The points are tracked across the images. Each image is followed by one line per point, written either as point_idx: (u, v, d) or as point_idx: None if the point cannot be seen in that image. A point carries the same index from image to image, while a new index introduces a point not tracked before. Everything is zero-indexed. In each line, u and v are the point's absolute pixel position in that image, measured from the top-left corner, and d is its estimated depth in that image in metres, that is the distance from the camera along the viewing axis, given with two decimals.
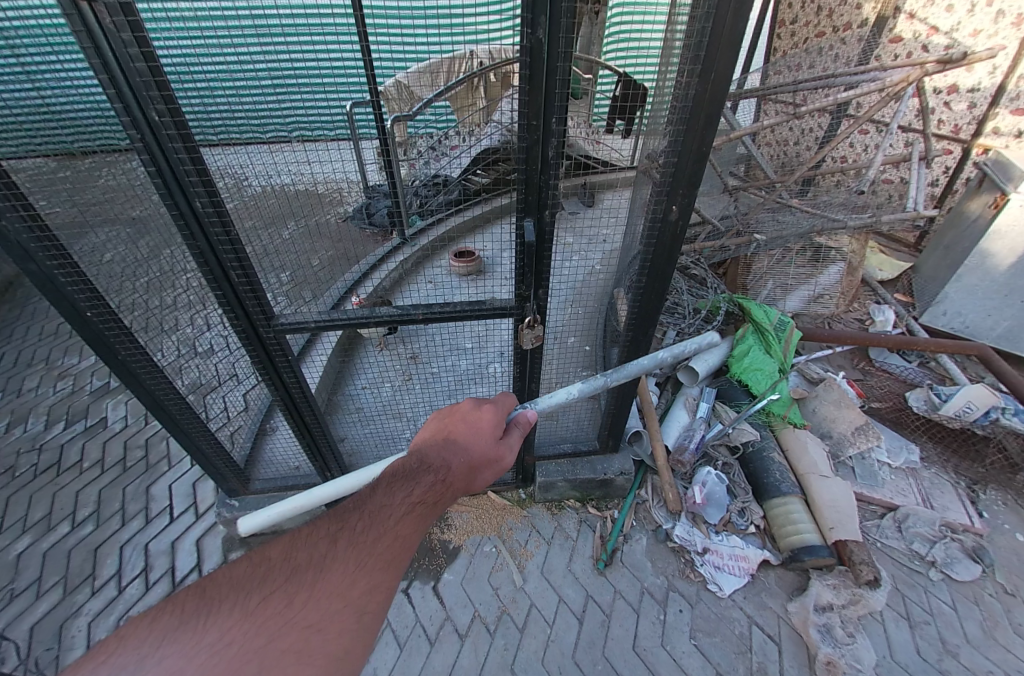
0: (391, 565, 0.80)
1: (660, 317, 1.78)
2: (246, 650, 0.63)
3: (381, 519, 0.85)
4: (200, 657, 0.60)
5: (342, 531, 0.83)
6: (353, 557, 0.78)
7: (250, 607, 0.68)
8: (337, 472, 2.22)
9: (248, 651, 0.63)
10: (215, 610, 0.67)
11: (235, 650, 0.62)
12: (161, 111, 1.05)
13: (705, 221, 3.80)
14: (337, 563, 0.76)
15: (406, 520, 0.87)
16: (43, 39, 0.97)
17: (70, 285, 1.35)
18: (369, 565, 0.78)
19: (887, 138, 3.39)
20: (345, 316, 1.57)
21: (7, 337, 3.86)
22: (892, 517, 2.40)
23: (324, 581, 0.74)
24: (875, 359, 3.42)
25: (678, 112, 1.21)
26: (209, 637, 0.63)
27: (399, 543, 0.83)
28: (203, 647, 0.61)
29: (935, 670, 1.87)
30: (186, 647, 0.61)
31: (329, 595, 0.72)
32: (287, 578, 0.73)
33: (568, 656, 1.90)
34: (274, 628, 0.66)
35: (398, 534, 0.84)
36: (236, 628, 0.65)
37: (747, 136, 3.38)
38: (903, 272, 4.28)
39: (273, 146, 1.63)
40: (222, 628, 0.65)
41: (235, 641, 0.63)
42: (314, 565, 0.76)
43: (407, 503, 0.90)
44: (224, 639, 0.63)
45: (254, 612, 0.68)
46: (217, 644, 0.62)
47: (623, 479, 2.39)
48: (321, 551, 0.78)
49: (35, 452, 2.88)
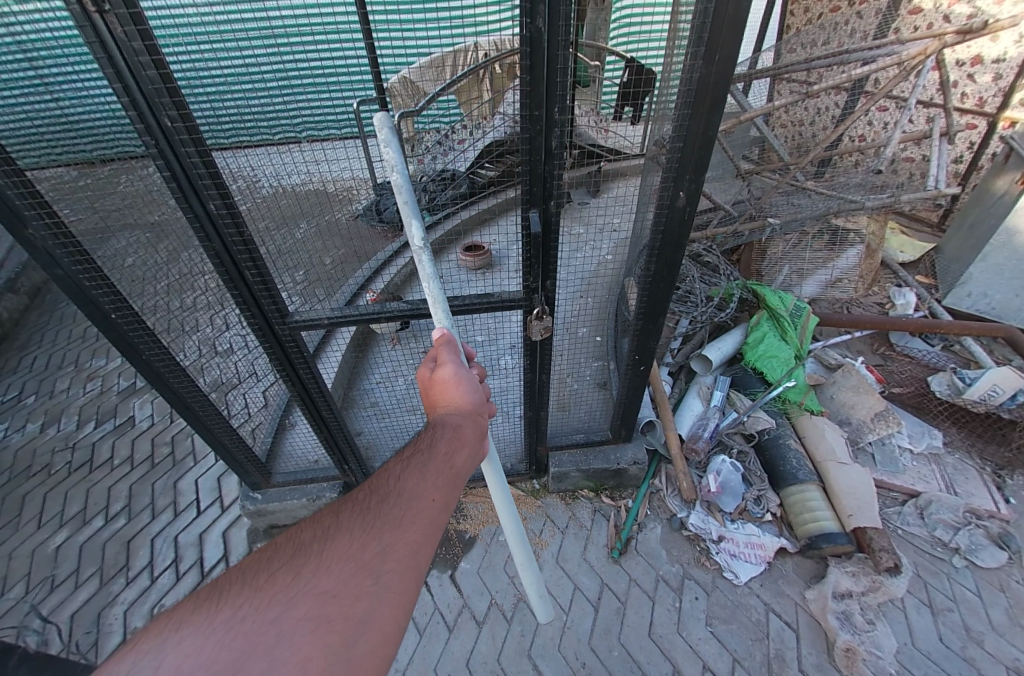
0: (401, 523, 0.80)
1: (671, 305, 1.76)
2: (262, 621, 0.63)
3: (384, 489, 0.87)
4: (215, 634, 0.61)
5: (344, 510, 0.84)
6: (359, 525, 0.79)
7: (260, 585, 0.69)
8: (354, 464, 2.29)
9: (265, 621, 0.63)
10: (224, 594, 0.68)
11: (250, 623, 0.62)
12: (173, 117, 1.10)
13: (717, 206, 3.73)
14: (344, 533, 0.78)
15: (410, 480, 0.88)
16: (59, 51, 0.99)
17: (94, 290, 1.41)
18: (378, 529, 0.79)
19: (906, 114, 3.26)
20: (357, 311, 1.60)
21: (39, 342, 4.02)
22: (913, 504, 2.35)
23: (334, 550, 0.74)
24: (895, 343, 3.33)
25: (681, 98, 1.20)
26: (222, 616, 0.64)
27: (406, 504, 0.83)
28: (217, 626, 0.62)
29: (959, 657, 1.84)
30: (200, 631, 0.61)
31: (340, 561, 0.73)
32: (292, 556, 0.74)
33: (585, 642, 1.93)
34: (288, 599, 0.66)
35: (404, 497, 0.85)
36: (247, 604, 0.65)
37: (758, 117, 3.29)
38: (925, 253, 4.14)
39: (285, 147, 1.61)
40: (234, 605, 0.66)
41: (248, 614, 0.64)
42: (318, 541, 0.77)
43: (405, 467, 0.91)
44: (238, 613, 0.64)
45: (264, 587, 0.69)
46: (231, 619, 0.63)
47: (636, 469, 2.40)
48: (325, 531, 0.80)
49: (69, 450, 3.01)
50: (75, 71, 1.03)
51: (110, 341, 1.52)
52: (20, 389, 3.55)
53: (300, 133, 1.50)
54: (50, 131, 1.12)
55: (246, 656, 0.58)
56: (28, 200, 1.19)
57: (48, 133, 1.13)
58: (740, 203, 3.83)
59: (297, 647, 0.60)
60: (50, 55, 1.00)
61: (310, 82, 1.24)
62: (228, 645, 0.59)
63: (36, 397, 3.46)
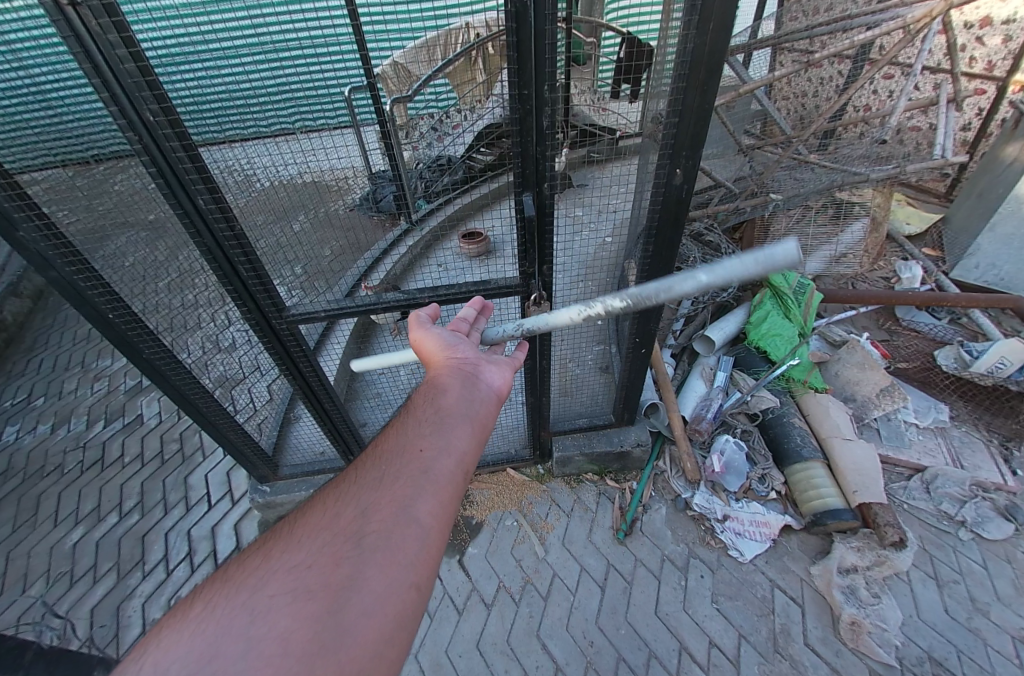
0: (385, 486, 0.77)
1: (671, 286, 1.74)
2: (237, 606, 0.61)
3: (368, 466, 0.86)
4: (189, 628, 0.59)
5: (327, 495, 0.83)
6: (340, 503, 0.78)
7: (239, 574, 0.67)
8: (359, 454, 2.31)
9: (242, 606, 0.61)
10: (205, 591, 0.66)
11: (225, 611, 0.60)
12: (155, 111, 1.06)
13: (718, 184, 3.66)
14: (324, 514, 0.76)
15: (395, 445, 0.86)
16: (54, 59, 0.98)
17: (90, 289, 1.40)
18: (361, 498, 0.76)
19: (912, 80, 3.17)
20: (354, 304, 1.59)
21: (45, 344, 4.06)
22: (919, 478, 2.35)
23: (313, 530, 0.73)
24: (902, 318, 3.29)
25: (676, 69, 1.15)
26: (195, 609, 0.62)
27: (390, 468, 0.81)
28: (190, 620, 0.60)
29: (964, 628, 1.86)
30: (172, 629, 0.60)
31: (320, 538, 0.71)
32: (273, 545, 0.73)
33: (592, 621, 1.96)
34: (267, 578, 0.65)
35: (387, 464, 0.82)
36: (220, 595, 0.64)
37: (760, 89, 3.20)
38: (932, 225, 4.05)
39: (279, 140, 1.58)
40: (209, 602, 0.63)
41: (224, 605, 0.62)
42: (299, 527, 0.76)
43: (393, 437, 0.89)
44: (214, 607, 0.62)
45: (242, 578, 0.67)
46: (205, 612, 0.61)
47: (640, 450, 2.41)
48: (312, 514, 0.78)
49: (80, 449, 3.06)
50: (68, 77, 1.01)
51: (109, 341, 1.52)
52: (28, 392, 3.60)
53: (293, 123, 1.49)
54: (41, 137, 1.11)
55: (221, 640, 0.56)
56: (14, 200, 1.15)
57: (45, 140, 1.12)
58: (741, 180, 3.75)
59: (276, 621, 0.57)
60: (44, 61, 0.98)
61: (297, 51, 1.15)
62: (207, 635, 0.57)
63: (45, 399, 3.50)
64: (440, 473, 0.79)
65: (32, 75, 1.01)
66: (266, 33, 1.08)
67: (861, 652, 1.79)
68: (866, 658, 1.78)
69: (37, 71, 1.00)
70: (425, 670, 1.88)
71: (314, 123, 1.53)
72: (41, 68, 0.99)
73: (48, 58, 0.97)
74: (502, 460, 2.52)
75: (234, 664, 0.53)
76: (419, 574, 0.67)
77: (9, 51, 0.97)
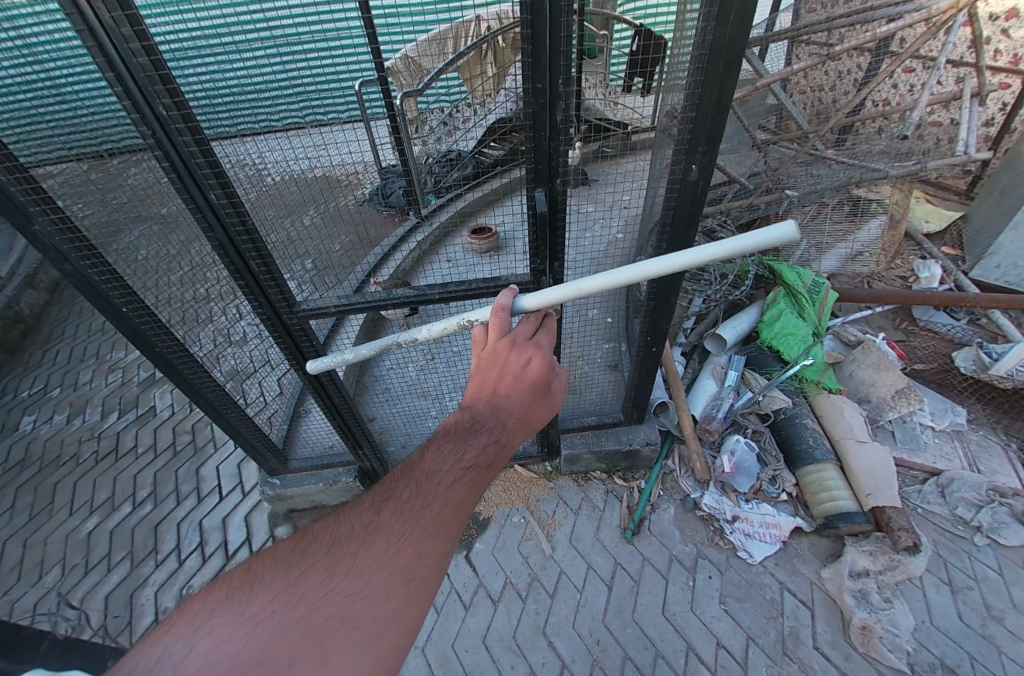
0: (441, 526, 0.77)
1: (683, 284, 1.72)
2: (291, 619, 0.62)
3: (430, 486, 0.82)
4: (243, 627, 0.60)
5: (386, 501, 0.80)
6: (399, 527, 0.75)
7: (294, 582, 0.67)
8: (368, 449, 2.32)
9: (295, 620, 0.62)
10: (258, 583, 0.67)
11: (278, 622, 0.61)
12: (168, 105, 1.07)
13: (732, 180, 3.60)
14: (381, 532, 0.74)
15: (459, 486, 0.83)
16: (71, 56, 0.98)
17: (103, 283, 1.41)
18: (421, 537, 0.74)
19: (934, 73, 3.09)
20: (364, 300, 1.59)
21: (61, 335, 4.14)
22: (935, 482, 2.31)
23: (371, 550, 0.71)
24: (919, 319, 3.22)
25: (693, 63, 1.13)
26: (252, 608, 0.63)
27: (450, 507, 0.79)
28: (246, 618, 0.61)
29: (978, 635, 1.82)
30: (228, 620, 0.61)
31: (374, 564, 0.70)
32: (327, 551, 0.72)
33: (599, 620, 1.96)
34: (320, 598, 0.65)
35: (447, 499, 0.81)
36: (278, 599, 0.64)
37: (776, 83, 3.14)
38: (952, 223, 3.96)
39: (289, 133, 1.56)
40: (265, 598, 0.64)
41: (278, 611, 0.63)
42: (354, 536, 0.74)
43: (460, 470, 0.86)
44: (269, 608, 0.63)
45: (296, 582, 0.67)
46: (259, 613, 0.62)
47: (648, 449, 2.39)
48: (364, 519, 0.77)
49: (95, 439, 3.12)
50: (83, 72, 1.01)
51: (123, 335, 1.54)
52: (44, 382, 3.68)
53: (302, 117, 1.46)
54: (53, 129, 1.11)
55: (271, 654, 0.58)
56: (29, 194, 1.16)
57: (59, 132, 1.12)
58: (755, 176, 3.68)
59: (323, 646, 0.60)
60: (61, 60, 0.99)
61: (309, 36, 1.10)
62: (260, 645, 0.59)
63: (61, 389, 3.57)
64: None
65: (45, 69, 1.01)
66: (277, 27, 1.06)
67: (872, 657, 1.77)
68: (877, 663, 1.76)
69: (50, 64, 1.00)
70: (431, 663, 1.90)
71: (323, 119, 1.50)
72: (56, 64, 1.00)
73: (64, 56, 0.98)
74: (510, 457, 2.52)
75: None
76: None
77: (22, 44, 0.97)
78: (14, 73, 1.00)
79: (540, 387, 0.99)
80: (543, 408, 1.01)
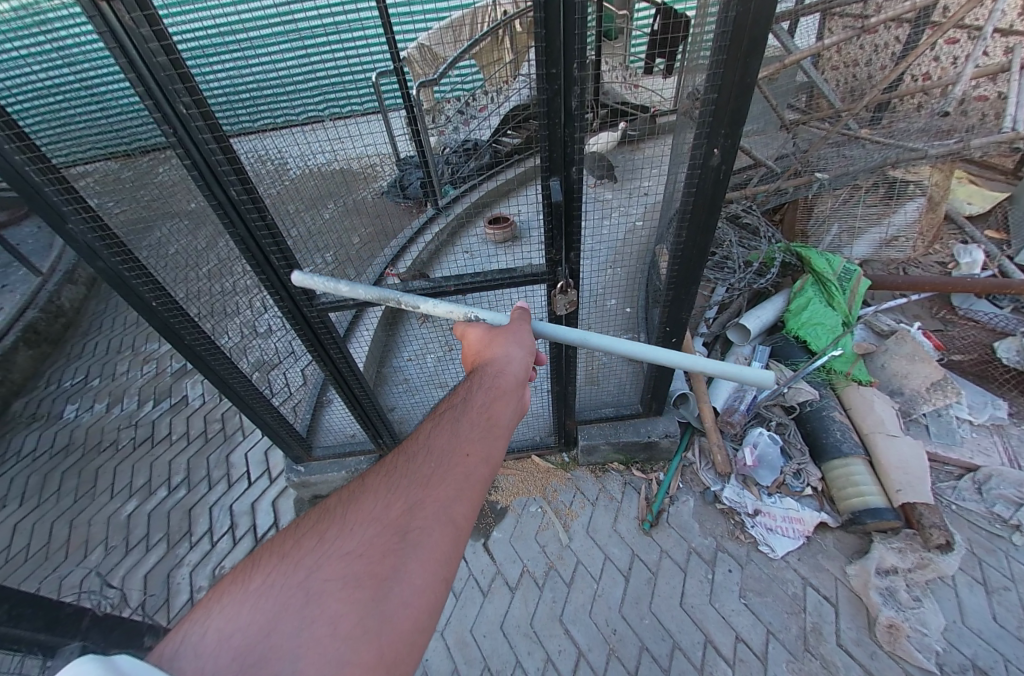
0: (428, 483, 0.79)
1: (705, 273, 1.67)
2: (291, 584, 0.63)
3: (416, 455, 0.87)
4: (249, 597, 0.61)
5: (373, 482, 0.84)
6: (388, 490, 0.79)
7: (290, 554, 0.69)
8: (388, 438, 2.38)
9: (295, 584, 0.63)
10: (258, 561, 0.69)
11: (279, 588, 0.62)
12: (188, 104, 1.10)
13: (758, 163, 3.47)
14: (372, 500, 0.78)
15: (441, 439, 0.89)
16: (103, 59, 1.01)
17: (133, 278, 1.48)
18: (409, 492, 0.78)
19: (979, 45, 2.91)
20: (380, 292, 1.61)
21: (100, 328, 4.35)
22: (971, 479, 2.21)
23: (363, 516, 0.74)
24: (958, 307, 3.06)
25: (716, 41, 1.07)
26: (255, 583, 0.64)
27: (433, 466, 0.83)
28: (250, 592, 0.62)
29: (1014, 637, 1.75)
30: (234, 598, 0.61)
31: (367, 525, 0.72)
32: (321, 526, 0.76)
33: (615, 610, 1.97)
34: (317, 562, 0.67)
35: (434, 457, 0.85)
36: (278, 571, 0.66)
37: (806, 59, 3.00)
38: (996, 205, 3.73)
39: (311, 128, 1.43)
40: (265, 573, 0.66)
41: (278, 580, 0.64)
42: (347, 510, 0.78)
43: (441, 430, 0.92)
44: (269, 579, 0.64)
45: (294, 555, 0.69)
46: (264, 583, 0.63)
47: (667, 441, 2.36)
48: (356, 497, 0.81)
49: (133, 427, 3.29)
50: (112, 74, 1.04)
51: (154, 328, 1.61)
52: (85, 372, 3.88)
53: (323, 111, 1.35)
54: (82, 127, 1.14)
55: (279, 617, 0.58)
56: (62, 194, 1.23)
57: (85, 131, 1.16)
58: (783, 158, 3.51)
59: (327, 604, 0.60)
60: (93, 62, 1.01)
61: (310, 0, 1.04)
62: (265, 608, 0.59)
63: (101, 379, 3.76)
64: (479, 477, 0.83)
65: (77, 71, 1.03)
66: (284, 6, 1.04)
67: (898, 655, 1.72)
68: (904, 662, 1.71)
69: (83, 66, 1.02)
70: (450, 646, 1.95)
71: (343, 111, 1.39)
72: (90, 68, 1.02)
73: (99, 61, 1.01)
74: (527, 447, 2.53)
75: (292, 638, 0.55)
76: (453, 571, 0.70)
77: (54, 48, 0.99)
78: (48, 76, 1.03)
79: (494, 332, 1.12)
80: (517, 345, 1.09)
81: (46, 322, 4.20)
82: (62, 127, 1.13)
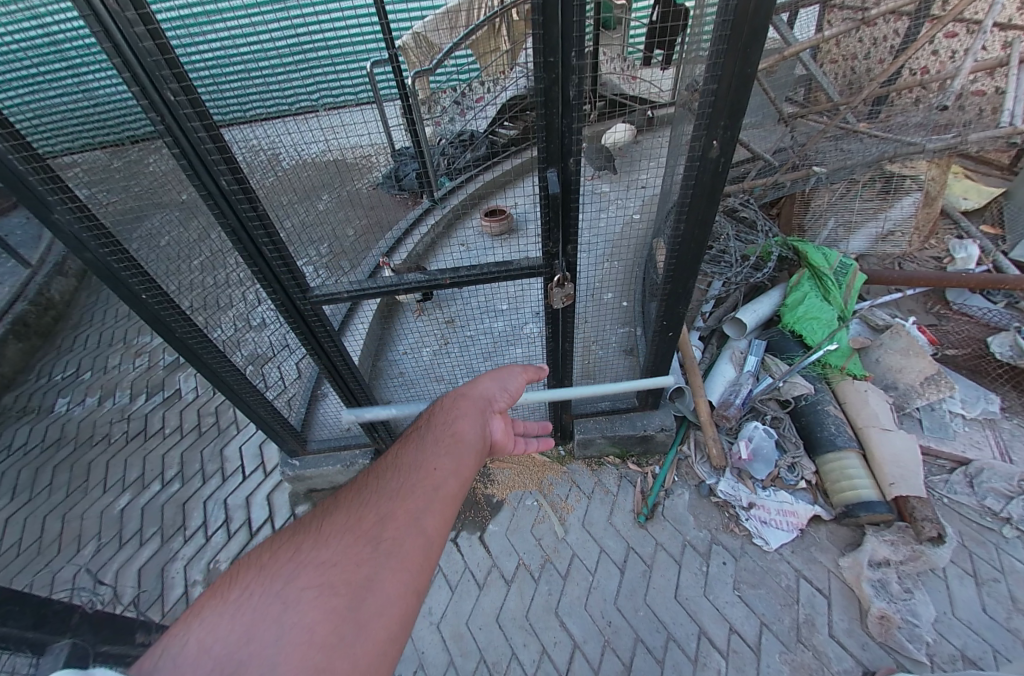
0: (400, 495, 0.80)
1: (702, 265, 1.65)
2: (268, 594, 0.62)
3: (387, 472, 0.88)
4: (223, 610, 0.60)
5: (347, 498, 0.84)
6: (359, 505, 0.80)
7: (264, 566, 0.68)
8: (384, 431, 2.36)
9: (269, 594, 0.62)
10: (230, 579, 0.67)
11: (253, 599, 0.61)
12: (175, 90, 1.06)
13: (756, 156, 3.47)
14: (344, 514, 0.78)
15: (412, 457, 0.90)
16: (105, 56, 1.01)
17: (123, 270, 1.43)
18: (380, 504, 0.79)
19: (979, 37, 2.89)
20: (374, 285, 1.58)
21: (90, 321, 4.30)
22: (963, 472, 2.23)
23: (338, 527, 0.75)
24: (952, 302, 3.07)
25: (716, 29, 1.05)
26: (233, 594, 0.63)
27: (404, 479, 0.84)
28: (225, 605, 0.61)
29: (1003, 629, 1.77)
30: (208, 612, 0.60)
31: (342, 537, 0.72)
32: (294, 540, 0.75)
33: (610, 602, 1.98)
34: (292, 573, 0.66)
35: (407, 473, 0.86)
36: (253, 582, 0.65)
37: (806, 50, 2.98)
38: (991, 201, 3.75)
39: (304, 118, 1.41)
40: (240, 588, 0.64)
41: (253, 591, 0.63)
42: (321, 524, 0.77)
43: (415, 449, 0.93)
44: (245, 591, 0.63)
45: (268, 568, 0.68)
46: (240, 597, 0.62)
47: (664, 435, 2.36)
48: (329, 512, 0.81)
49: (125, 420, 3.26)
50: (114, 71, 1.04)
51: (145, 321, 1.57)
52: (76, 366, 3.83)
53: (315, 99, 1.32)
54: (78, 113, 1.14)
55: (255, 627, 0.57)
56: (50, 184, 1.17)
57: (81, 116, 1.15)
58: (781, 152, 3.51)
59: (302, 614, 0.59)
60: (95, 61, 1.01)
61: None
62: (241, 616, 0.58)
63: (92, 373, 3.72)
64: (449, 488, 0.83)
65: (77, 70, 1.03)
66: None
67: (890, 646, 1.74)
68: (895, 653, 1.74)
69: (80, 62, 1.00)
70: (446, 639, 1.96)
71: (337, 101, 1.35)
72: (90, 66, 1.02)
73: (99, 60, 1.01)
74: (523, 441, 2.53)
75: (266, 650, 0.54)
76: (424, 578, 0.69)
77: (53, 49, 0.97)
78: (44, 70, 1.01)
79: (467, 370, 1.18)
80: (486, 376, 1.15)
81: (35, 314, 4.14)
82: (56, 115, 1.11)
